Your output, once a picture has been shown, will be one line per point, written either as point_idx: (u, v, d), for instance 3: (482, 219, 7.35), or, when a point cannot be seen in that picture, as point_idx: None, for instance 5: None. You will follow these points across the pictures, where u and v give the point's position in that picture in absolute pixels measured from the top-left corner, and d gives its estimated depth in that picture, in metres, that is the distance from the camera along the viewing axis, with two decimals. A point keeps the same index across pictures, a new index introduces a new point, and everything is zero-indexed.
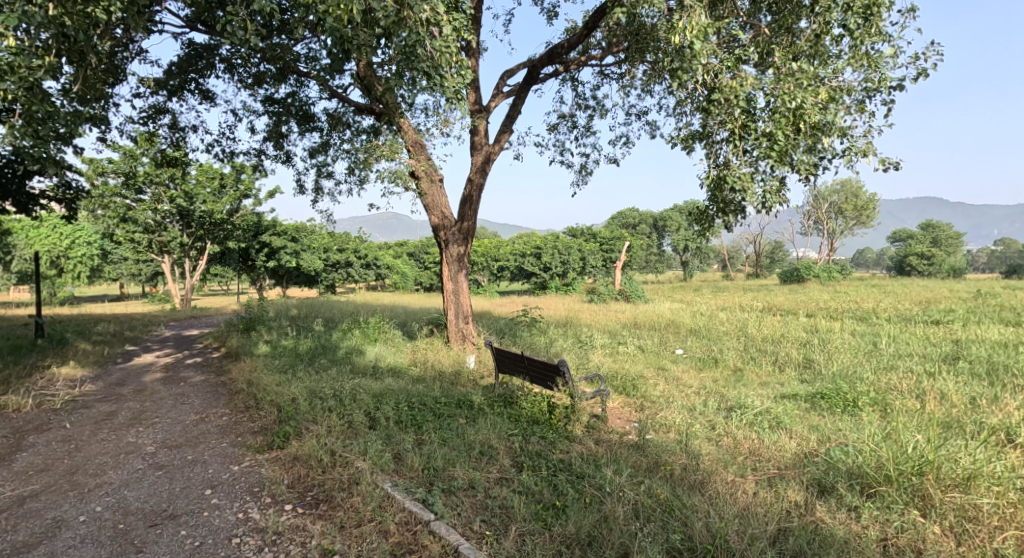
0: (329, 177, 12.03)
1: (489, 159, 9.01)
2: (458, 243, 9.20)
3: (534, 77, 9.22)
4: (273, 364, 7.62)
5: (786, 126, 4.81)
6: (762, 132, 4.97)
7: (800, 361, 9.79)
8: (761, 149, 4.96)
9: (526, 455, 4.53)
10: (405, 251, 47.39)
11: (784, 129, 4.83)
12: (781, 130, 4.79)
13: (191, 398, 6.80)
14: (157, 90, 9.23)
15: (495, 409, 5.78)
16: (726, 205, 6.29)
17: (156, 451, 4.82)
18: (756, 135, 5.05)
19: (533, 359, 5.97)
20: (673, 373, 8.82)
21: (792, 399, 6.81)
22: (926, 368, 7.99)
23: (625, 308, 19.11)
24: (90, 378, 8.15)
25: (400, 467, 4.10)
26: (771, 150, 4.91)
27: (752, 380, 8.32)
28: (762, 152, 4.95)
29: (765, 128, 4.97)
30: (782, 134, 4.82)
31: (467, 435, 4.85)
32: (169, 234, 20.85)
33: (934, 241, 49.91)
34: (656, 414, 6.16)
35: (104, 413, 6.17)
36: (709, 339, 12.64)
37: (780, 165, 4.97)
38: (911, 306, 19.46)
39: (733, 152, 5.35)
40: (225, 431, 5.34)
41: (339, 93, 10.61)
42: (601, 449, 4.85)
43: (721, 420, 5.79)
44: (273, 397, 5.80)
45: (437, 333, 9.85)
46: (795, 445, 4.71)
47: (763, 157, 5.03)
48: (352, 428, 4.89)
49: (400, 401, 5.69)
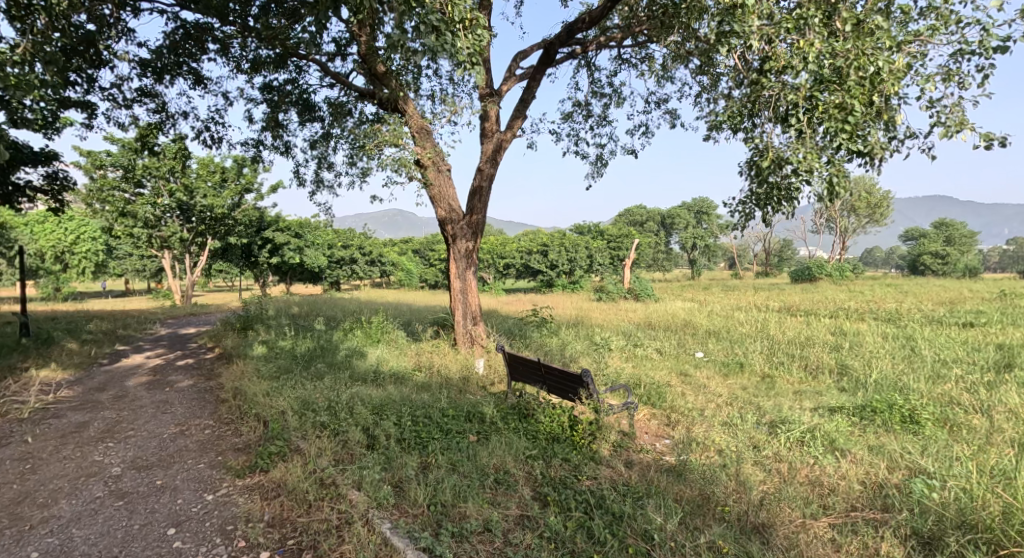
0: (329, 168, 11.42)
1: (501, 146, 8.32)
2: (466, 238, 8.53)
3: (549, 58, 8.51)
4: (265, 368, 6.99)
5: (861, 95, 3.98)
6: (829, 103, 4.12)
7: (835, 367, 9.08)
8: (830, 124, 4.05)
9: (549, 484, 3.90)
10: (409, 249, 46.69)
11: (856, 102, 4.00)
12: (856, 104, 3.93)
13: (173, 406, 6.18)
14: (144, 73, 8.64)
15: (509, 424, 5.13)
16: (770, 194, 5.51)
17: (123, 474, 4.19)
18: (821, 109, 4.20)
19: (552, 368, 5.35)
20: (699, 380, 8.11)
21: (841, 414, 6.12)
22: (980, 378, 7.28)
23: (637, 307, 18.38)
24: (69, 382, 7.51)
25: (401, 501, 3.48)
26: (844, 124, 4.01)
27: (786, 389, 7.65)
28: (828, 129, 4.08)
29: (832, 98, 4.14)
30: (857, 104, 3.99)
31: (479, 457, 4.21)
32: (169, 230, 20.16)
33: (946, 240, 49.07)
34: (691, 430, 5.49)
35: (74, 425, 5.55)
36: (730, 341, 11.90)
37: (852, 147, 4.11)
38: (935, 307, 18.68)
39: (788, 132, 4.45)
40: (203, 449, 4.70)
41: (341, 80, 10.02)
42: (634, 475, 4.23)
43: (766, 440, 5.11)
44: (260, 409, 5.16)
45: (443, 334, 9.20)
46: (863, 475, 4.07)
47: (832, 135, 4.15)
48: (346, 448, 4.24)
49: (403, 412, 5.05)
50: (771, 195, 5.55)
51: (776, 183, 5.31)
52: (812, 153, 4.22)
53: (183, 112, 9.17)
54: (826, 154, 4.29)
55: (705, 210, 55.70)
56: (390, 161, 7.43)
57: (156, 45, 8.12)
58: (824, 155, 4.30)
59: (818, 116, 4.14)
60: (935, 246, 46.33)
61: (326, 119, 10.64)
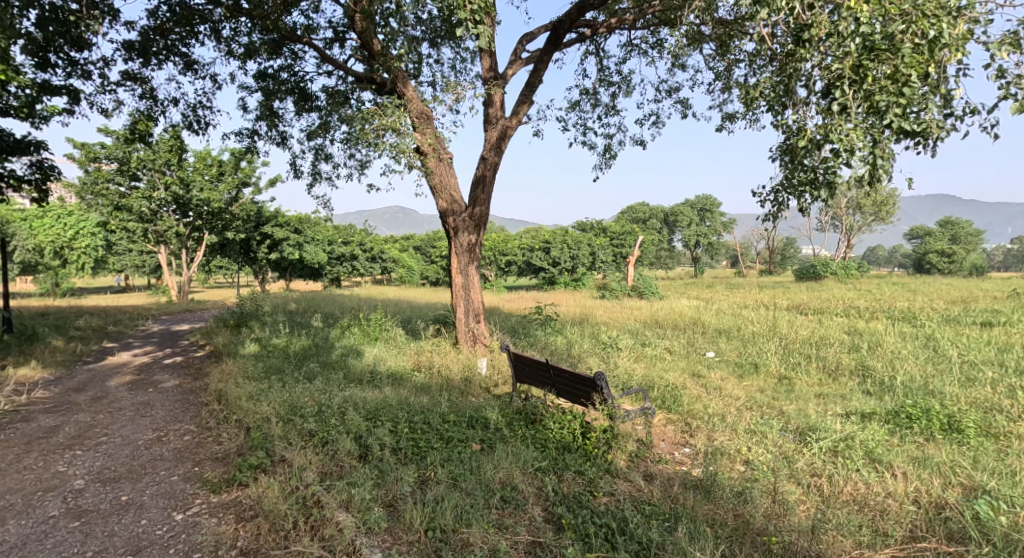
0: (326, 160, 11.00)
1: (505, 134, 7.88)
2: (469, 231, 8.07)
3: (558, 39, 8.03)
4: (254, 368, 6.54)
5: (919, 63, 3.51)
6: (881, 75, 3.66)
7: (855, 368, 8.63)
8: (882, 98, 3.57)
9: (561, 503, 3.51)
10: (410, 246, 46.06)
11: (912, 72, 3.55)
12: (916, 73, 3.48)
13: (153, 409, 5.73)
14: (130, 55, 8.18)
15: (515, 430, 4.70)
16: (806, 180, 5.05)
17: (85, 488, 3.78)
18: (870, 82, 3.75)
19: (561, 371, 4.92)
20: (713, 381, 7.64)
21: (870, 420, 5.68)
22: (1015, 381, 6.82)
23: (640, 305, 17.96)
24: (48, 381, 7.09)
25: (395, 524, 3.12)
26: (899, 97, 3.53)
27: (806, 392, 7.19)
28: (880, 102, 3.64)
29: (884, 70, 3.69)
30: (915, 76, 3.51)
31: (482, 471, 3.79)
32: (164, 224, 19.57)
33: (952, 238, 48.57)
34: (712, 438, 5.05)
35: (42, 430, 5.11)
36: (742, 340, 11.46)
37: (906, 123, 3.65)
38: (948, 305, 18.20)
39: (831, 110, 3.99)
40: (179, 458, 4.27)
41: (339, 67, 9.61)
42: (655, 490, 3.83)
43: (796, 450, 4.67)
44: (243, 415, 4.72)
45: (444, 332, 8.75)
46: (914, 493, 3.65)
47: (883, 110, 3.67)
48: (335, 460, 3.83)
49: (399, 417, 4.61)
50: (807, 181, 5.10)
51: (812, 169, 4.87)
52: (859, 130, 3.73)
53: (172, 98, 8.72)
54: (873, 133, 3.82)
55: (707, 207, 54.98)
56: (388, 146, 7.02)
57: (141, 27, 7.66)
58: (870, 133, 3.82)
59: (868, 87, 3.69)
60: (941, 244, 45.86)
61: (323, 109, 10.19)
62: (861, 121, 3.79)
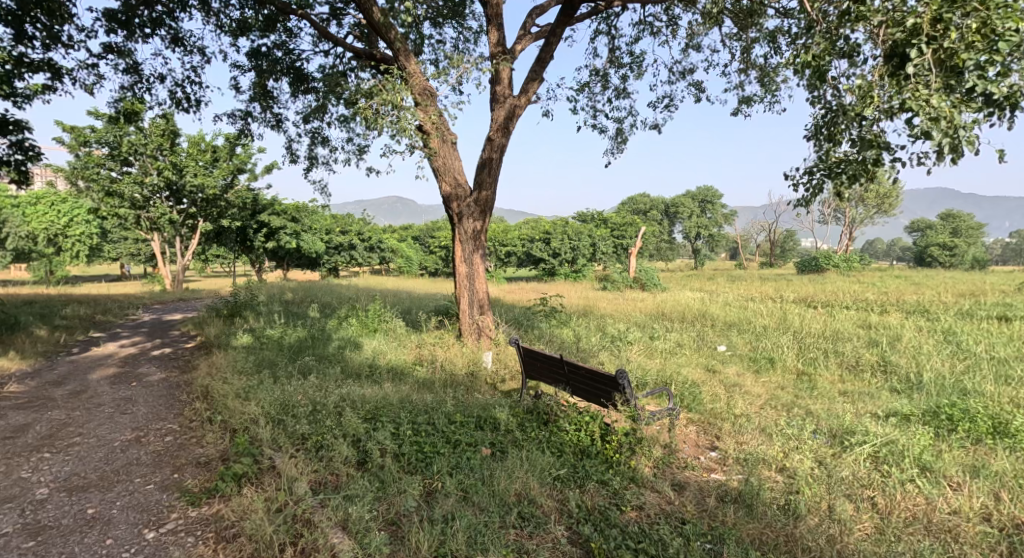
0: (322, 144, 10.52)
1: (514, 114, 7.40)
2: (474, 216, 7.61)
3: (571, 12, 7.54)
4: (243, 362, 6.09)
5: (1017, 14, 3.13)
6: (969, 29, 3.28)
7: (876, 364, 8.21)
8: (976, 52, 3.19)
9: (586, 519, 3.12)
10: (410, 235, 45.40)
11: (1007, 24, 3.16)
12: (1014, 23, 3.12)
13: (134, 406, 5.30)
14: (113, 27, 7.66)
15: (528, 432, 4.28)
16: (848, 159, 4.61)
17: (49, 498, 3.35)
18: (952, 38, 3.37)
19: (579, 367, 4.48)
20: (730, 377, 7.21)
21: (908, 421, 5.26)
22: None
23: (644, 296, 17.58)
24: (25, 375, 6.64)
25: (399, 548, 2.74)
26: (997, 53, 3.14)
27: (830, 389, 6.77)
28: (966, 61, 3.26)
29: (972, 25, 3.31)
30: (1013, 28, 3.13)
31: (495, 481, 3.39)
32: (157, 211, 18.93)
33: (952, 232, 48.29)
34: (740, 442, 4.64)
35: (10, 429, 4.67)
36: (754, 334, 11.05)
37: (992, 86, 3.25)
38: (956, 298, 17.89)
39: (903, 75, 3.58)
40: (158, 463, 3.84)
41: (337, 45, 9.11)
42: (687, 503, 3.45)
43: (834, 456, 4.27)
44: (229, 416, 4.29)
45: (447, 324, 8.32)
46: (983, 511, 3.32)
47: (971, 69, 3.27)
48: (330, 468, 3.43)
49: (402, 418, 4.18)
50: (847, 162, 4.62)
51: (857, 149, 4.40)
52: (943, 94, 3.30)
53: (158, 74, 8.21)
54: (953, 99, 3.38)
55: (709, 199, 54.49)
56: (388, 123, 6.55)
57: None
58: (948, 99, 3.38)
59: (950, 45, 3.32)
60: (943, 236, 45.57)
61: (319, 90, 9.70)
62: (938, 84, 3.40)
